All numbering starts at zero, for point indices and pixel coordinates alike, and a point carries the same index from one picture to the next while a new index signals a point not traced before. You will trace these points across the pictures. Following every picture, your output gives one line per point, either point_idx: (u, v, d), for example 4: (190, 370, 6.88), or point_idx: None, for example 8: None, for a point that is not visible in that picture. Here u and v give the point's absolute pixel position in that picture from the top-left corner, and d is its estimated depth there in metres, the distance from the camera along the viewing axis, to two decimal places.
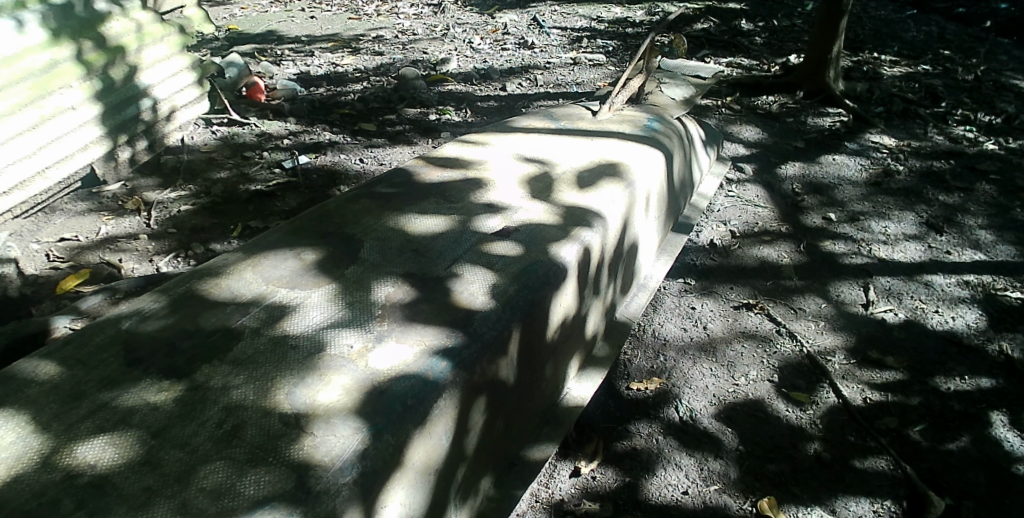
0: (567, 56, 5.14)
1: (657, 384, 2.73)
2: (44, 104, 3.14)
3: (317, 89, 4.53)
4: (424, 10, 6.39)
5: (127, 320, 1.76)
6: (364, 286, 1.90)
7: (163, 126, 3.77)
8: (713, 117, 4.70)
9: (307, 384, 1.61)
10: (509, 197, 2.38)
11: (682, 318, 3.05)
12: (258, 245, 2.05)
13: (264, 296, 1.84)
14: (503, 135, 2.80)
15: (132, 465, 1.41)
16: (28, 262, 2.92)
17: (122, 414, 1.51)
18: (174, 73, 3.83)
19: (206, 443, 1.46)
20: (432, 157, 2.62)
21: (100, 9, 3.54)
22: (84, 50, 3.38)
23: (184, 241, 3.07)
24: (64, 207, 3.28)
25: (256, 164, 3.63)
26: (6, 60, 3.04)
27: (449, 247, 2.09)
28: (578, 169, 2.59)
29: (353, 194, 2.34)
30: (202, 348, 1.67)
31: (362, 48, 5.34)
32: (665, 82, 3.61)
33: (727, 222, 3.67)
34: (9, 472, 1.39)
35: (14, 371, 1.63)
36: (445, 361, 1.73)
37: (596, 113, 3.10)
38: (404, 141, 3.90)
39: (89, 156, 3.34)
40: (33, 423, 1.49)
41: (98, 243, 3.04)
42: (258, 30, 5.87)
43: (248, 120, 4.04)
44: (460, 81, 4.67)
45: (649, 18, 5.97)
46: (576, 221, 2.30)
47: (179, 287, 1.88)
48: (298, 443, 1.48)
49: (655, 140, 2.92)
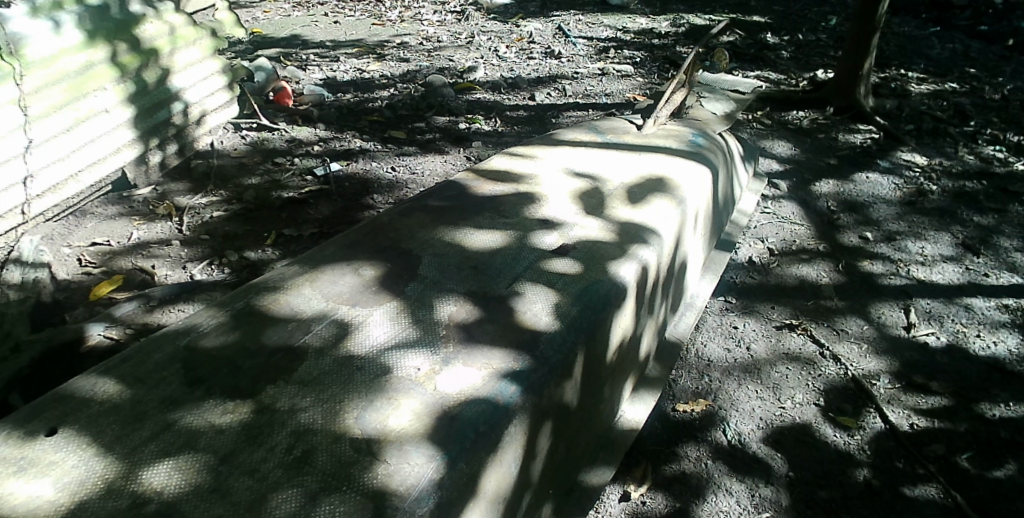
0: (595, 66, 5.09)
1: (703, 406, 2.66)
2: (78, 106, 3.11)
3: (345, 95, 4.48)
4: (447, 17, 6.35)
5: (185, 337, 1.70)
6: (427, 304, 1.83)
7: (193, 130, 3.71)
8: (744, 131, 4.66)
9: (376, 408, 1.53)
10: (562, 212, 2.31)
11: (725, 338, 2.98)
12: (315, 260, 2.00)
13: (325, 313, 1.77)
14: (550, 149, 2.74)
15: (200, 492, 1.33)
16: (60, 267, 2.85)
17: (187, 437, 1.44)
18: (206, 77, 3.77)
19: (276, 470, 1.38)
20: (481, 170, 2.57)
21: (135, 11, 3.48)
22: (119, 53, 3.32)
23: (218, 248, 3.00)
24: (94, 212, 3.24)
25: (287, 171, 3.57)
26: (43, 60, 2.99)
27: (508, 264, 2.02)
28: (629, 184, 2.52)
29: (404, 208, 2.28)
30: (266, 368, 1.60)
31: (388, 54, 5.29)
32: (705, 96, 3.56)
33: (764, 239, 3.62)
34: (72, 498, 1.31)
35: (71, 390, 1.57)
36: (515, 385, 1.66)
37: (641, 127, 3.04)
38: (435, 150, 3.85)
39: (120, 160, 3.29)
40: (95, 445, 1.42)
41: (130, 249, 2.98)
42: (282, 33, 5.83)
43: (277, 126, 3.99)
44: (488, 89, 4.63)
45: (674, 29, 5.93)
46: (633, 238, 2.23)
47: (236, 302, 1.82)
48: (371, 471, 1.40)
49: (702, 156, 2.85)
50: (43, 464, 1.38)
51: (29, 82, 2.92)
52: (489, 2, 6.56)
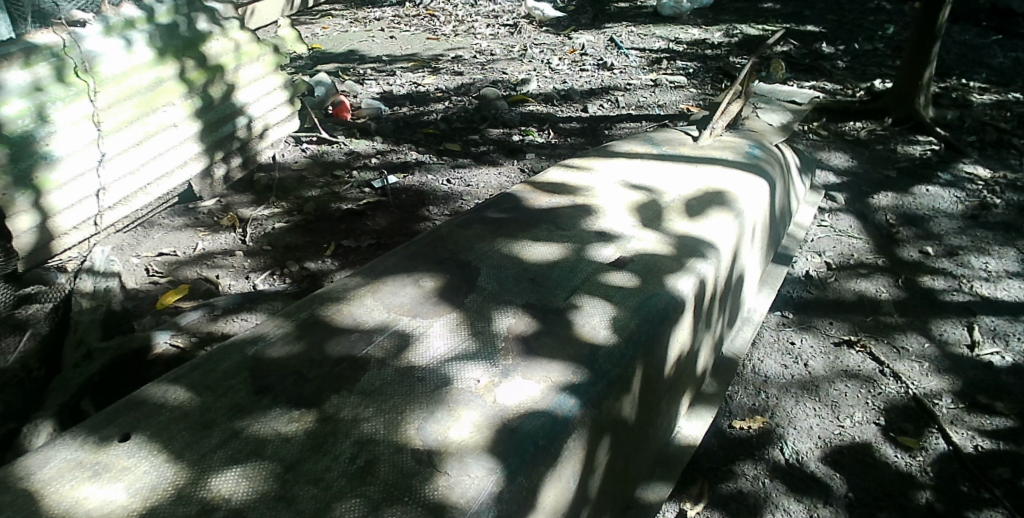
0: (648, 77, 5.07)
1: (760, 423, 2.60)
2: (148, 121, 3.30)
3: (401, 108, 4.57)
4: (500, 30, 6.42)
5: (252, 346, 1.75)
6: (486, 317, 1.85)
7: (256, 144, 3.88)
8: (800, 142, 4.58)
9: (437, 419, 1.54)
10: (620, 225, 2.30)
11: (782, 354, 2.91)
12: (377, 272, 2.05)
13: (387, 324, 1.82)
14: (606, 161, 2.74)
15: (267, 499, 1.36)
16: (129, 276, 2.99)
17: (254, 445, 1.47)
18: (269, 92, 3.96)
19: (340, 479, 1.40)
20: (538, 183, 2.59)
21: (202, 29, 3.70)
22: (187, 69, 3.53)
23: (280, 259, 3.10)
24: (161, 223, 3.40)
25: (345, 183, 3.66)
26: (116, 77, 3.20)
27: (565, 276, 2.03)
28: (686, 197, 2.49)
29: (462, 220, 2.33)
30: (330, 379, 1.64)
31: (443, 68, 5.37)
32: (761, 107, 3.51)
33: (821, 253, 3.54)
34: (144, 504, 1.35)
35: (144, 397, 1.62)
36: (574, 399, 1.65)
37: (697, 138, 3.01)
38: (489, 162, 3.88)
39: (186, 173, 3.46)
40: (166, 452, 1.46)
41: (195, 259, 3.10)
42: (341, 48, 5.99)
43: (336, 139, 4.10)
44: (541, 101, 4.65)
45: (728, 39, 5.88)
46: (690, 252, 2.20)
47: (301, 312, 1.88)
48: (432, 482, 1.40)
49: (759, 168, 2.81)
50: (117, 470, 1.42)
51: (103, 98, 3.12)
52: (541, 15, 6.62)
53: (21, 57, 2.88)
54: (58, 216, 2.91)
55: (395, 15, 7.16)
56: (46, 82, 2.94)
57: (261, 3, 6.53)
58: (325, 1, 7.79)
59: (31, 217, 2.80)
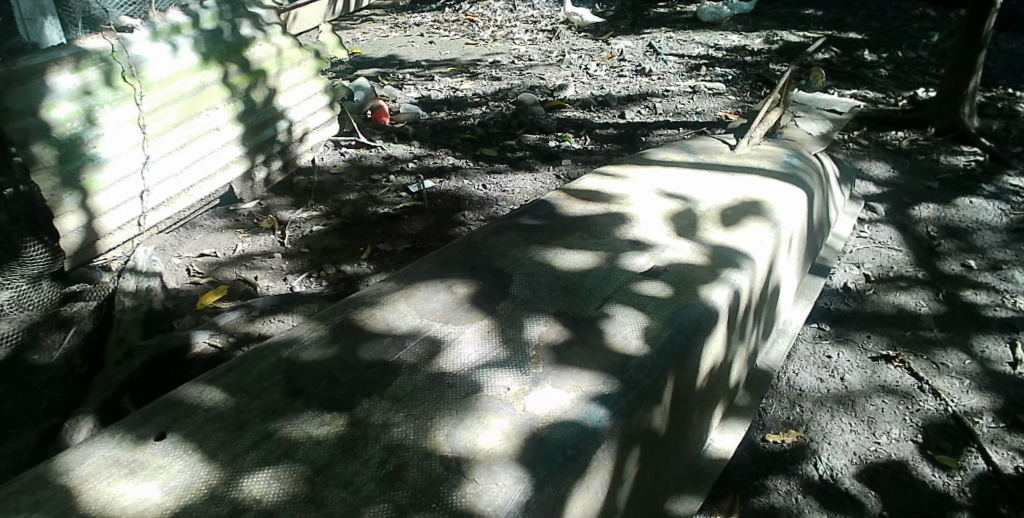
0: (686, 83, 5.04)
1: (794, 438, 2.55)
2: (192, 124, 3.38)
3: (439, 113, 4.60)
4: (539, 36, 6.43)
5: (287, 349, 1.78)
6: (517, 324, 1.86)
7: (296, 147, 3.93)
8: (839, 151, 4.50)
9: (466, 426, 1.55)
10: (653, 233, 2.29)
11: (818, 367, 2.86)
12: (411, 277, 2.07)
13: (419, 330, 1.83)
14: (641, 169, 2.72)
15: (297, 502, 1.37)
16: (171, 276, 3.06)
17: (286, 447, 1.49)
18: (308, 96, 4.01)
19: (369, 484, 1.41)
20: (572, 190, 2.58)
21: (245, 34, 3.78)
22: (230, 74, 3.63)
23: (317, 261, 3.14)
24: (203, 224, 3.46)
25: (382, 187, 3.70)
26: (161, 82, 3.29)
27: (598, 285, 2.02)
28: (722, 206, 2.46)
29: (496, 227, 2.34)
30: (362, 383, 1.65)
31: (480, 73, 5.40)
32: (800, 116, 3.46)
33: (860, 265, 3.47)
34: (178, 502, 1.37)
35: (180, 397, 1.66)
36: (604, 409, 1.64)
37: (734, 147, 2.98)
38: (526, 168, 3.89)
39: (228, 176, 3.53)
40: (200, 451, 1.49)
41: (235, 260, 3.16)
42: (381, 53, 6.06)
43: (375, 143, 4.14)
44: (578, 107, 4.65)
45: (768, 46, 5.81)
46: (725, 262, 2.18)
47: (336, 316, 1.91)
48: (459, 489, 1.41)
49: (797, 177, 2.76)
50: (152, 468, 1.46)
51: (148, 102, 3.21)
52: (579, 20, 6.61)
53: (72, 61, 3.00)
54: (104, 216, 3.00)
55: (434, 21, 7.22)
56: (95, 86, 3.05)
57: (304, 9, 6.64)
58: (365, 7, 7.90)
59: (77, 217, 2.90)
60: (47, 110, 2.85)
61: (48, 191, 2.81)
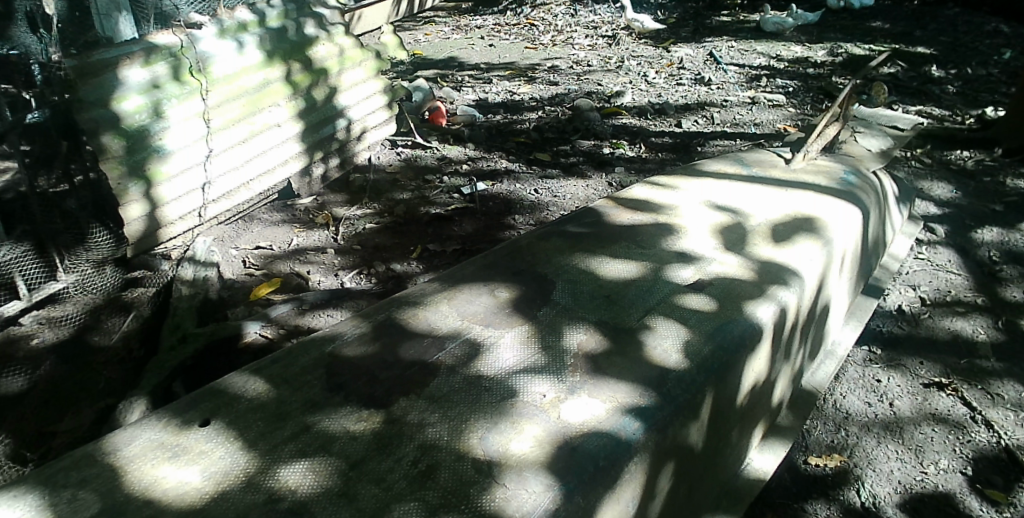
0: (745, 94, 4.96)
1: (838, 462, 2.48)
2: (254, 120, 3.48)
3: (495, 116, 4.64)
4: (598, 42, 6.42)
5: (330, 344, 1.82)
6: (557, 331, 1.86)
7: (354, 145, 4.01)
8: (901, 169, 4.36)
9: (500, 431, 1.56)
10: (701, 246, 2.25)
11: (866, 391, 2.77)
12: (455, 279, 2.09)
13: (459, 332, 1.85)
14: (692, 180, 2.69)
15: (330, 495, 1.40)
16: (228, 267, 3.16)
17: (323, 440, 1.52)
18: (368, 96, 4.08)
19: (401, 481, 1.43)
20: (621, 198, 2.57)
21: (310, 33, 3.87)
22: (293, 72, 3.72)
23: (367, 258, 3.19)
24: (261, 217, 3.57)
25: (435, 188, 3.74)
26: (227, 78, 3.40)
27: (641, 295, 2.01)
28: (774, 221, 2.41)
29: (542, 232, 2.34)
30: (400, 381, 1.68)
31: (538, 77, 5.42)
32: (860, 131, 3.36)
33: (916, 287, 3.36)
34: (217, 487, 1.41)
35: (226, 386, 1.71)
36: (639, 422, 1.63)
37: (789, 161, 2.91)
38: (578, 174, 3.88)
39: (286, 171, 3.62)
40: (241, 440, 1.53)
41: (289, 254, 3.24)
42: (441, 55, 6.14)
43: (430, 144, 4.20)
44: (634, 115, 4.62)
45: (831, 58, 5.68)
46: (773, 279, 2.13)
47: (379, 314, 1.94)
48: (489, 493, 1.41)
49: (853, 194, 2.69)
50: (194, 453, 1.50)
51: (213, 97, 3.32)
52: (640, 27, 6.57)
53: (143, 56, 3.10)
54: (166, 206, 3.09)
55: (495, 24, 7.28)
56: (163, 80, 3.16)
57: (369, 9, 6.78)
58: (430, 8, 8.00)
59: (142, 206, 2.99)
60: (117, 102, 2.95)
61: (116, 180, 2.90)
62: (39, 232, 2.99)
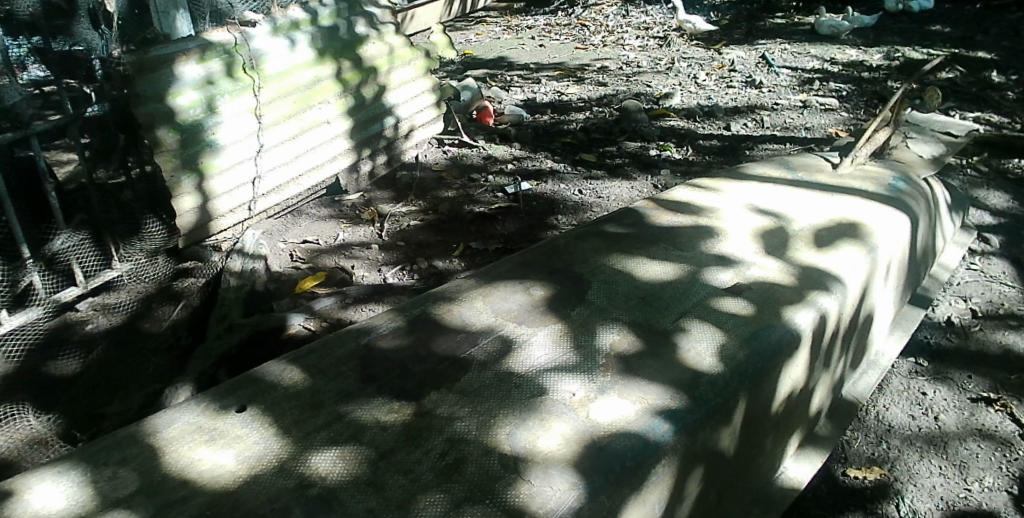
0: (796, 97, 4.86)
1: (877, 475, 2.41)
2: (304, 117, 3.56)
3: (542, 116, 4.65)
4: (649, 43, 6.38)
5: (366, 336, 1.86)
6: (590, 331, 1.85)
7: (401, 143, 4.07)
8: (955, 177, 4.22)
9: (527, 428, 1.56)
10: (741, 250, 2.22)
11: (910, 404, 2.69)
12: (492, 276, 2.11)
13: (493, 328, 1.86)
14: (736, 183, 2.65)
15: (358, 483, 1.42)
16: (276, 260, 3.23)
17: (354, 430, 1.55)
18: (416, 94, 4.14)
19: (428, 474, 1.44)
20: (662, 200, 2.55)
21: (360, 32, 3.94)
22: (343, 70, 3.78)
23: (410, 255, 3.24)
24: (308, 212, 3.67)
25: (480, 187, 3.77)
26: (278, 75, 3.48)
27: (678, 297, 2.00)
28: (817, 226, 2.36)
29: (581, 232, 2.34)
30: (432, 374, 1.70)
31: (587, 78, 5.41)
32: (912, 137, 3.27)
33: (968, 299, 3.25)
34: (249, 471, 1.45)
35: (263, 373, 1.75)
36: (668, 424, 1.62)
37: (836, 166, 2.85)
38: (623, 176, 3.86)
39: (335, 167, 3.69)
40: (275, 426, 1.57)
41: (334, 249, 3.30)
42: (491, 55, 6.18)
43: (477, 143, 4.24)
44: (682, 117, 4.58)
45: (888, 62, 5.53)
46: (814, 284, 2.09)
47: (415, 309, 1.96)
48: (514, 489, 1.42)
49: (902, 201, 2.61)
50: (230, 437, 1.55)
51: (265, 93, 3.40)
52: (691, 28, 6.50)
53: (197, 53, 3.19)
54: (217, 200, 3.17)
55: (547, 24, 7.28)
56: (217, 76, 3.24)
57: (421, 9, 6.85)
58: (482, 8, 8.05)
59: (193, 199, 3.07)
60: (172, 97, 3.05)
61: (169, 172, 3.00)
62: (96, 221, 3.04)
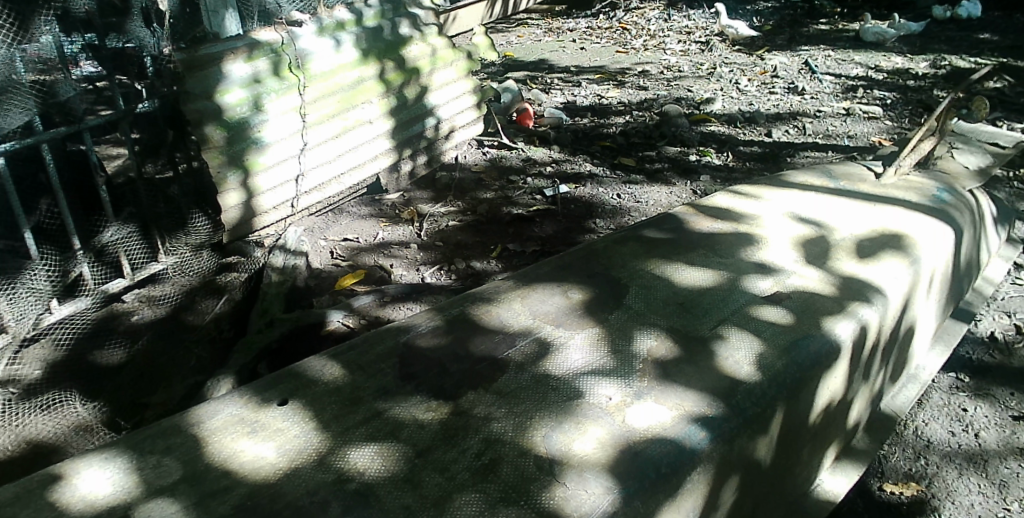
0: (839, 105, 4.79)
1: (915, 491, 2.37)
2: (347, 116, 3.61)
3: (582, 119, 4.65)
4: (691, 47, 6.34)
5: (404, 334, 1.88)
6: (627, 336, 1.85)
7: (441, 144, 4.13)
8: (1002, 189, 4.12)
9: (563, 430, 1.57)
10: (781, 258, 2.20)
11: (950, 420, 2.64)
12: (530, 278, 2.12)
13: (530, 330, 1.87)
14: (777, 190, 2.62)
15: (395, 480, 1.44)
16: (317, 256, 3.28)
17: (392, 426, 1.57)
18: (457, 96, 4.20)
19: (464, 473, 1.45)
20: (701, 206, 2.54)
21: (404, 33, 3.98)
22: (386, 70, 3.83)
23: (449, 255, 3.26)
24: (349, 210, 3.71)
25: (519, 188, 3.78)
26: (323, 74, 3.53)
27: (717, 304, 1.98)
28: (859, 236, 2.33)
29: (619, 236, 2.34)
30: (470, 374, 1.72)
31: (628, 82, 5.39)
32: (957, 147, 3.19)
33: (1013, 314, 3.17)
34: (290, 464, 1.48)
35: (304, 368, 1.78)
36: (704, 431, 1.61)
37: (880, 175, 2.80)
38: (662, 181, 3.84)
39: (375, 166, 3.76)
40: (315, 420, 1.60)
41: (374, 247, 3.34)
42: (532, 57, 6.20)
43: (516, 145, 4.25)
44: (723, 122, 4.54)
45: (934, 70, 5.42)
46: (854, 295, 2.06)
47: (453, 308, 1.98)
48: (549, 491, 1.42)
49: (947, 213, 2.56)
50: (271, 430, 1.58)
51: (310, 93, 3.46)
52: (734, 32, 6.44)
53: (245, 51, 3.25)
54: (261, 196, 3.24)
55: (588, 27, 7.27)
56: (264, 75, 3.31)
57: (463, 10, 6.89)
58: (523, 10, 8.07)
59: (239, 195, 3.14)
60: (221, 95, 3.12)
61: (216, 169, 3.06)
62: (144, 214, 3.13)
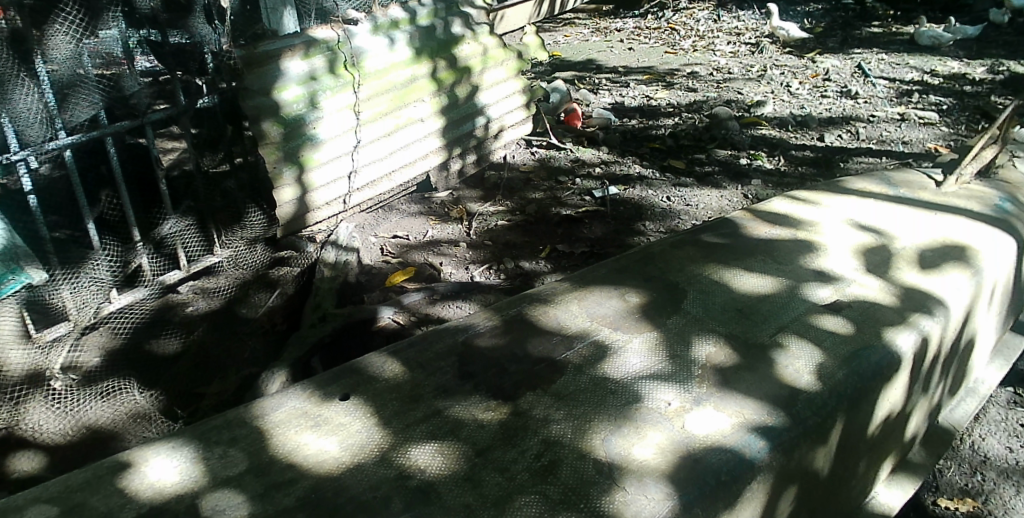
0: (894, 110, 4.70)
1: (971, 506, 2.31)
2: (399, 114, 3.63)
3: (630, 120, 4.63)
4: (741, 49, 6.27)
5: (463, 333, 1.88)
6: (685, 341, 1.84)
7: (490, 143, 4.12)
8: None
9: (622, 434, 1.56)
10: (841, 267, 2.16)
11: (1009, 436, 2.57)
12: (588, 280, 2.12)
13: (588, 333, 1.87)
14: (836, 197, 2.58)
15: (456, 478, 1.44)
16: (367, 252, 3.31)
17: (452, 425, 1.58)
18: (507, 95, 4.18)
19: (523, 473, 1.45)
20: (758, 211, 2.51)
21: (456, 32, 3.99)
22: (438, 69, 3.84)
23: (497, 254, 3.27)
24: (399, 208, 3.74)
25: (568, 189, 3.77)
26: (377, 72, 3.56)
27: (777, 311, 1.96)
28: (921, 246, 2.28)
29: (676, 240, 2.32)
30: (529, 375, 1.72)
31: (676, 83, 5.35)
32: (1020, 156, 3.11)
33: None
34: (352, 459, 1.49)
35: (365, 364, 1.80)
36: (764, 440, 1.58)
37: (941, 184, 2.74)
38: (712, 184, 3.81)
39: (425, 164, 3.76)
40: (376, 416, 1.61)
41: (424, 245, 3.36)
42: (580, 57, 6.18)
43: (564, 145, 4.25)
44: (774, 126, 4.48)
45: (992, 76, 5.29)
46: (916, 306, 2.01)
47: (510, 309, 1.99)
48: (610, 495, 1.41)
49: (1011, 223, 2.49)
50: (333, 424, 1.60)
51: (364, 90, 3.48)
52: (784, 34, 6.36)
53: (303, 48, 3.28)
54: (315, 192, 3.27)
55: (635, 28, 7.23)
56: (320, 72, 3.33)
57: (511, 9, 6.89)
58: (571, 9, 8.04)
59: (293, 190, 3.17)
60: (278, 91, 3.15)
61: (272, 164, 3.10)
62: (202, 209, 3.21)
